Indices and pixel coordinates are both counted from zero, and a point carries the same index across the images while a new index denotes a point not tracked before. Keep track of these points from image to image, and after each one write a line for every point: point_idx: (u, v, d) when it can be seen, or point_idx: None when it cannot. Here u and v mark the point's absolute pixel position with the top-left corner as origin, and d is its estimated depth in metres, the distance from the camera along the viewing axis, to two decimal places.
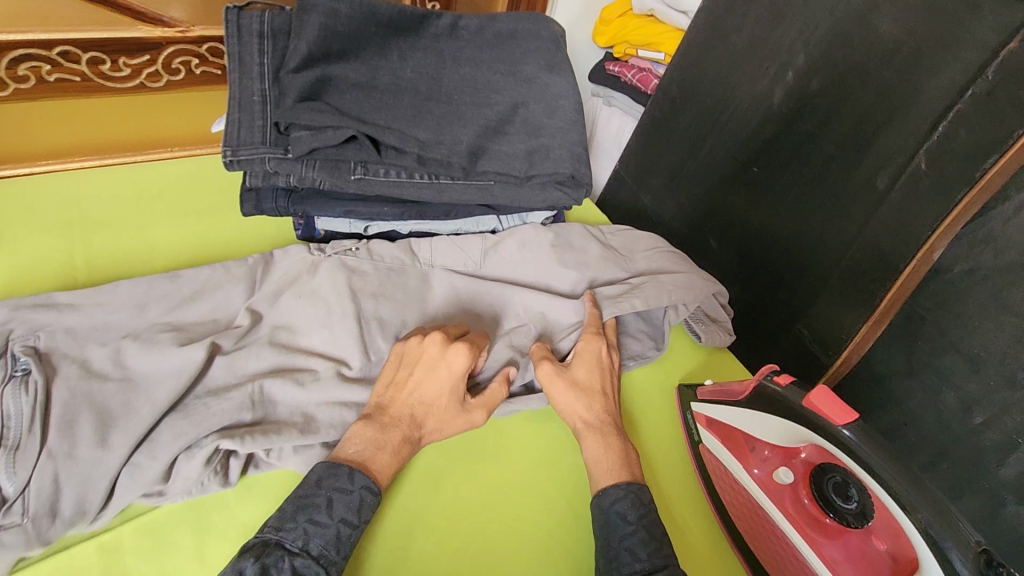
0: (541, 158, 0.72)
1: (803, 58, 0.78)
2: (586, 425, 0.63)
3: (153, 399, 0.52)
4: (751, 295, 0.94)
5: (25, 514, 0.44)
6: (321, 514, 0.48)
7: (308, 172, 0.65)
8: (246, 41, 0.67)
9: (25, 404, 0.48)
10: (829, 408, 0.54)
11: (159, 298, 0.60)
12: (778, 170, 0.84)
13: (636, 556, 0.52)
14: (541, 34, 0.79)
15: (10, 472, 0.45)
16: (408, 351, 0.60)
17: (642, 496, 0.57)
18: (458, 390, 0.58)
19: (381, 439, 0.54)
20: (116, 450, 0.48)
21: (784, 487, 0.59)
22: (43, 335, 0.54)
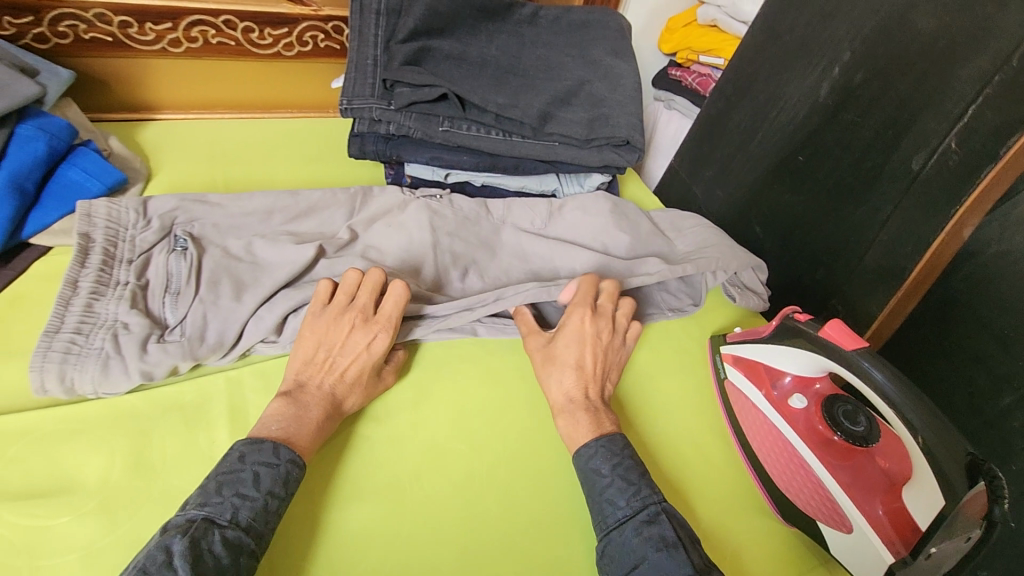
0: (601, 124, 0.83)
1: (849, 55, 0.85)
2: (567, 401, 0.63)
3: (274, 277, 0.65)
4: (789, 281, 0.99)
5: (184, 335, 0.59)
6: (246, 487, 0.49)
7: (405, 121, 0.80)
8: (365, 17, 0.81)
9: (184, 266, 0.63)
10: (840, 336, 0.61)
11: (282, 209, 0.74)
12: (821, 158, 0.90)
13: (616, 505, 0.55)
14: (610, 25, 0.90)
15: (175, 307, 0.60)
16: (320, 327, 0.60)
17: (613, 448, 0.58)
18: (375, 360, 0.61)
19: (301, 411, 0.56)
20: (245, 303, 0.62)
21: (798, 413, 0.66)
22: (198, 224, 0.69)
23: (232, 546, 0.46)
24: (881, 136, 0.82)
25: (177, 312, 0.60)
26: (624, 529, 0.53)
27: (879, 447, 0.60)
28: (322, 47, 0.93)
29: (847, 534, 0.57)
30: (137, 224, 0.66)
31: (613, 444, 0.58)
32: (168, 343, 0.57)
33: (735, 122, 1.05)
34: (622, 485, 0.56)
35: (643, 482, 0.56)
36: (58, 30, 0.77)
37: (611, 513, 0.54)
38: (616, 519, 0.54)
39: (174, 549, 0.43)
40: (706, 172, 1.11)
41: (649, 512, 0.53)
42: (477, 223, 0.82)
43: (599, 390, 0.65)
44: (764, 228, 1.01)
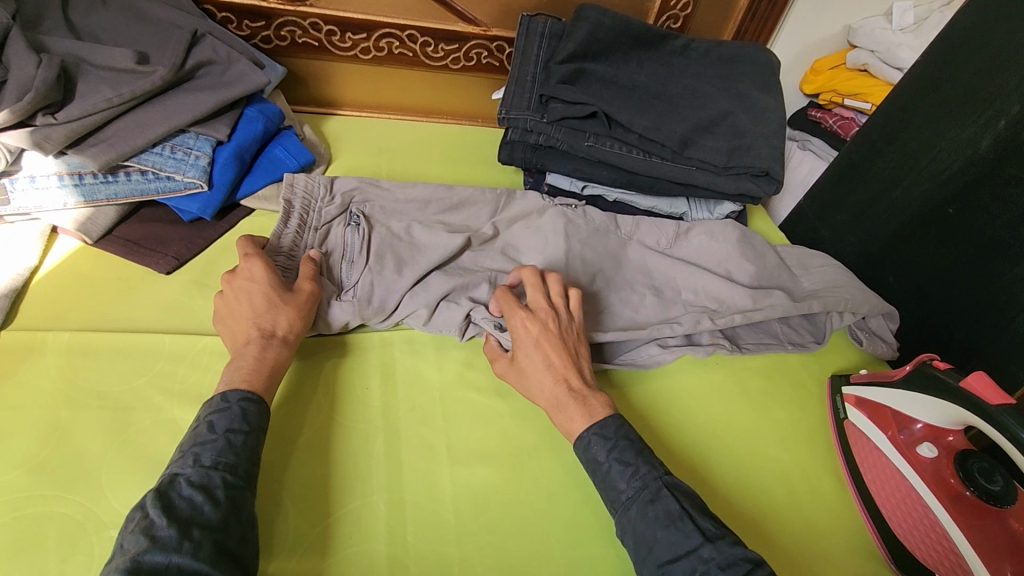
0: (742, 154, 0.85)
1: (1018, 108, 0.81)
2: (548, 403, 0.62)
3: (429, 258, 0.73)
4: (921, 335, 0.94)
5: (354, 298, 0.68)
6: (204, 434, 0.52)
7: (554, 134, 0.87)
8: (531, 39, 0.90)
9: (356, 239, 0.72)
10: (986, 391, 0.59)
11: (438, 201, 0.83)
12: (976, 212, 0.86)
13: (620, 487, 0.56)
14: (759, 61, 0.93)
15: (351, 271, 0.70)
16: (219, 304, 0.62)
17: (605, 434, 0.59)
18: (264, 281, 0.62)
19: (235, 360, 0.58)
20: (405, 278, 0.71)
21: (927, 462, 0.63)
22: (368, 205, 0.79)
23: (200, 485, 0.48)
24: None
25: (352, 277, 0.70)
26: (629, 513, 0.54)
27: (1012, 510, 0.57)
28: (485, 63, 1.03)
29: None
30: (325, 198, 0.77)
31: (604, 429, 0.58)
32: (344, 301, 0.68)
33: (877, 167, 1.02)
34: (620, 467, 0.57)
35: (641, 461, 0.57)
36: (281, 33, 0.93)
37: (617, 496, 0.56)
38: (621, 502, 0.55)
39: (145, 504, 0.46)
40: (838, 215, 1.09)
41: (653, 492, 0.54)
42: (608, 235, 0.85)
43: (572, 376, 0.62)
44: (898, 278, 0.97)
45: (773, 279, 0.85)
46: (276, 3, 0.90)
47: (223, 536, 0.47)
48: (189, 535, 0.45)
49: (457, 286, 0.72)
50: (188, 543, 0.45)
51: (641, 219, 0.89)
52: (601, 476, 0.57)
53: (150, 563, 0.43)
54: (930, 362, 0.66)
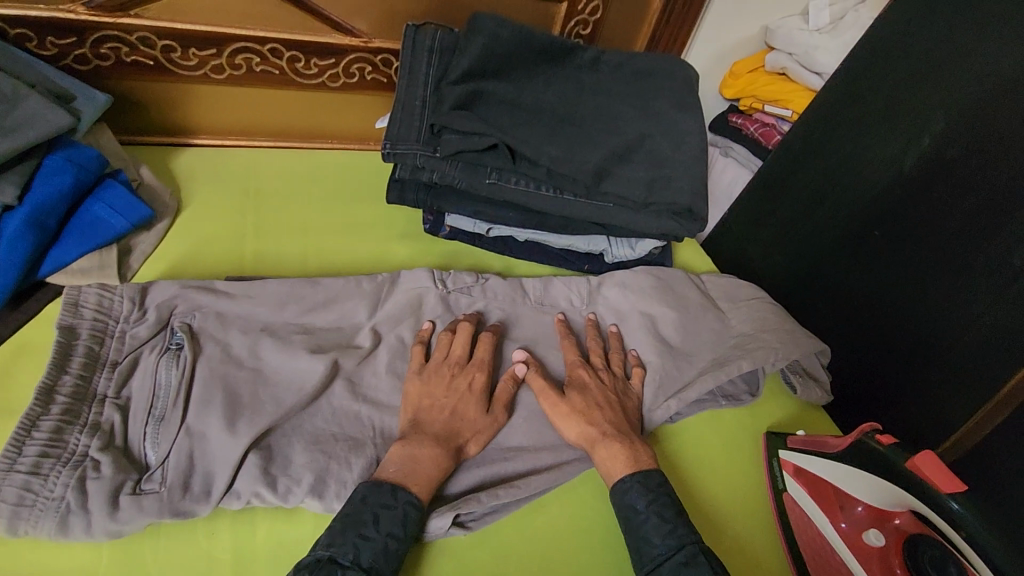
0: (662, 187, 0.76)
1: (943, 126, 0.77)
2: (590, 441, 0.61)
3: (279, 400, 0.55)
4: (852, 363, 0.89)
5: (163, 483, 0.48)
6: (368, 528, 0.48)
7: (449, 171, 0.74)
8: (418, 54, 0.77)
9: (174, 377, 0.53)
10: (936, 475, 0.53)
11: (298, 299, 0.63)
12: (903, 235, 0.81)
13: (650, 541, 0.54)
14: (676, 75, 0.84)
15: (155, 442, 0.50)
16: (423, 388, 0.60)
17: (647, 484, 0.57)
18: (478, 396, 0.61)
19: (419, 455, 0.54)
20: (240, 438, 0.50)
21: (874, 552, 0.58)
22: (199, 315, 0.59)
23: None
24: (974, 223, 0.73)
25: (160, 447, 0.50)
26: (659, 571, 0.52)
27: None
28: (369, 79, 0.88)
29: None
30: (131, 315, 0.57)
31: (648, 480, 0.57)
32: (144, 495, 0.46)
33: (801, 182, 0.96)
34: (657, 522, 0.55)
35: (679, 521, 0.55)
36: (101, 51, 0.74)
37: (647, 550, 0.54)
38: (653, 557, 0.53)
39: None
40: (763, 233, 1.03)
41: (686, 555, 0.52)
42: (512, 312, 0.73)
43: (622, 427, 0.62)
44: (828, 304, 0.92)
45: (704, 337, 0.76)
46: (88, 13, 0.71)
47: None
48: None
49: (321, 449, 0.53)
50: None
51: (549, 278, 0.78)
52: (635, 525, 0.55)
53: None
54: (873, 432, 0.60)
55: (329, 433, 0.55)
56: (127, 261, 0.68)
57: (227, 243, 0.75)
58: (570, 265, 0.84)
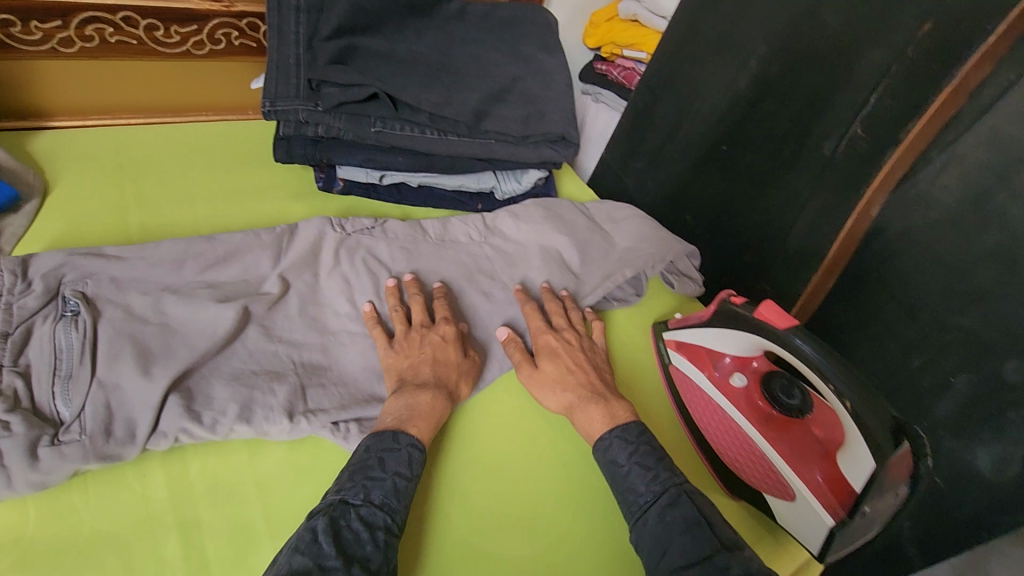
0: (536, 120, 0.83)
1: (765, 49, 0.89)
2: (568, 406, 0.66)
3: (193, 346, 0.56)
4: (719, 263, 1.02)
5: (83, 432, 0.48)
6: (374, 470, 0.52)
7: (335, 123, 0.76)
8: (284, 13, 0.75)
9: (75, 338, 0.53)
10: (772, 316, 0.64)
11: (195, 256, 0.64)
12: (743, 146, 0.94)
13: (636, 492, 0.57)
14: (538, 20, 0.90)
15: (67, 399, 0.50)
16: (398, 348, 0.64)
17: (627, 437, 0.61)
18: (455, 346, 0.66)
19: (414, 403, 0.58)
20: (158, 381, 0.52)
21: (740, 391, 0.68)
22: (91, 281, 0.58)
23: (368, 522, 0.48)
24: (795, 126, 0.87)
25: (72, 403, 0.50)
26: (646, 516, 0.55)
27: (812, 417, 0.64)
28: (238, 45, 0.87)
29: (790, 502, 0.61)
30: (16, 288, 0.55)
31: (626, 432, 0.61)
32: (65, 444, 0.47)
33: (661, 113, 1.08)
34: (640, 470, 0.58)
35: (660, 467, 0.59)
36: None
37: (635, 496, 0.57)
38: (640, 505, 0.56)
39: (318, 528, 0.47)
40: (636, 164, 1.14)
41: (669, 497, 0.56)
42: (415, 246, 0.78)
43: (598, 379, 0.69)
44: (694, 216, 1.05)
45: (592, 253, 0.86)
46: None
47: None
48: (352, 571, 0.45)
49: (243, 384, 0.55)
50: None
51: (446, 218, 0.84)
52: (621, 478, 0.59)
53: None
54: (728, 298, 0.70)
55: (250, 370, 0.58)
56: None
57: (107, 218, 0.73)
58: (465, 207, 0.90)
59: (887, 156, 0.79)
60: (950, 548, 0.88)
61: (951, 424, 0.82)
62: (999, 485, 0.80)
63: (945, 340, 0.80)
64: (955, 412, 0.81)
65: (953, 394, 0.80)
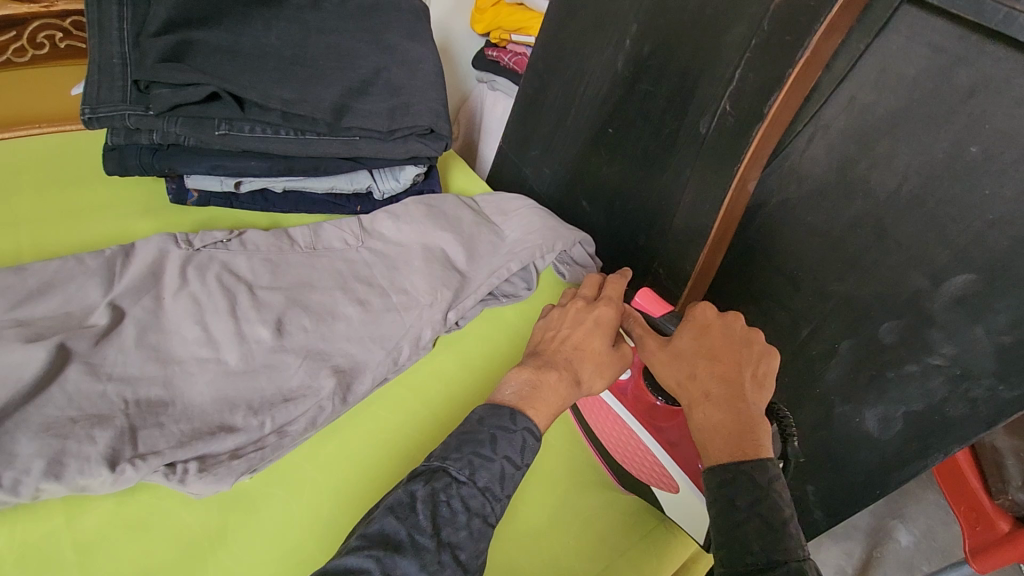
0: (402, 113, 0.78)
1: (636, 27, 0.88)
2: (703, 396, 0.53)
3: None
4: (616, 249, 1.01)
5: None
6: (486, 447, 0.50)
7: (171, 128, 0.69)
8: (105, 8, 0.69)
9: None
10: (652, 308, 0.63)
11: (1, 291, 0.56)
12: (627, 128, 0.93)
13: (750, 544, 0.45)
14: (402, 7, 0.85)
15: None
16: (566, 320, 0.61)
17: (758, 479, 0.47)
18: (606, 331, 0.60)
19: (538, 379, 0.55)
20: None
21: (625, 384, 0.64)
22: None
23: (467, 504, 0.47)
24: (671, 106, 0.86)
25: None
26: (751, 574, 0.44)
27: None
28: (64, 47, 0.80)
29: (676, 493, 0.61)
30: None
31: (758, 473, 0.47)
32: None
33: (549, 98, 1.05)
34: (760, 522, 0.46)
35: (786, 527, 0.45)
36: None
37: (748, 541, 0.45)
38: (747, 561, 0.44)
39: (418, 495, 0.46)
40: (532, 152, 1.11)
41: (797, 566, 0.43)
42: (281, 258, 0.71)
43: (744, 380, 0.53)
44: (590, 202, 1.03)
45: (478, 250, 0.79)
46: None
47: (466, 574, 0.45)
48: (441, 555, 0.44)
49: (54, 434, 0.49)
50: (434, 561, 0.44)
51: (319, 224, 0.77)
52: (732, 513, 0.47)
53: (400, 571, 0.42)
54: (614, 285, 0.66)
55: (66, 418, 0.51)
56: None
57: None
58: (342, 209, 0.84)
59: (755, 130, 0.77)
60: (852, 505, 0.91)
61: (840, 387, 0.84)
62: (885, 441, 0.83)
63: (827, 309, 0.81)
64: (844, 374, 0.84)
65: (838, 358, 0.83)
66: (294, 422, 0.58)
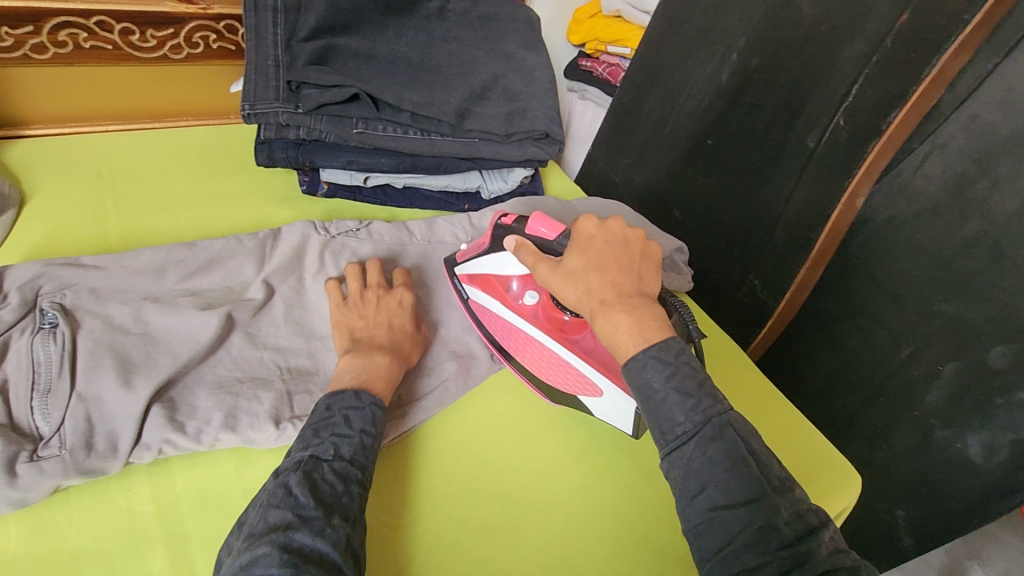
0: (520, 118, 0.82)
1: (745, 41, 0.89)
2: (600, 302, 0.54)
3: (176, 355, 0.55)
4: (709, 259, 1.03)
5: (63, 447, 0.47)
6: (341, 427, 0.50)
7: (316, 125, 0.75)
8: (262, 15, 0.75)
9: (54, 352, 0.51)
10: (543, 230, 0.61)
11: (176, 263, 0.62)
12: (728, 140, 0.95)
13: (677, 419, 0.47)
14: (518, 17, 0.89)
15: (45, 413, 0.49)
16: (383, 309, 0.63)
17: (663, 358, 0.50)
18: (409, 313, 0.64)
19: (370, 365, 0.56)
20: (140, 392, 0.51)
21: (535, 309, 0.67)
22: (69, 293, 0.57)
23: (342, 475, 0.47)
24: (778, 118, 0.87)
25: (50, 419, 0.49)
26: (686, 450, 0.46)
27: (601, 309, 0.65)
28: (215, 48, 0.84)
29: (598, 397, 0.63)
30: None
31: (665, 351, 0.50)
32: (44, 460, 0.46)
33: (646, 109, 1.08)
34: (679, 397, 0.48)
35: (703, 392, 0.48)
36: None
37: (674, 425, 0.47)
38: (677, 436, 0.47)
39: (291, 483, 0.45)
40: (623, 161, 1.14)
41: (716, 425, 0.47)
42: (402, 250, 0.76)
43: (643, 287, 0.56)
44: (681, 211, 1.05)
45: None
46: None
47: (354, 529, 0.45)
48: (331, 519, 0.43)
49: (228, 394, 0.54)
50: (330, 526, 0.43)
51: (433, 218, 0.82)
52: (656, 404, 0.49)
53: (300, 542, 0.41)
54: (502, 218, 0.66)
55: (234, 378, 0.56)
56: None
57: (88, 226, 0.72)
58: (452, 207, 0.90)
59: (871, 144, 0.77)
60: (944, 533, 0.87)
61: (944, 411, 0.82)
62: (989, 470, 0.79)
63: (932, 328, 0.79)
64: (947, 399, 0.81)
65: (942, 381, 0.80)
66: (422, 399, 0.64)
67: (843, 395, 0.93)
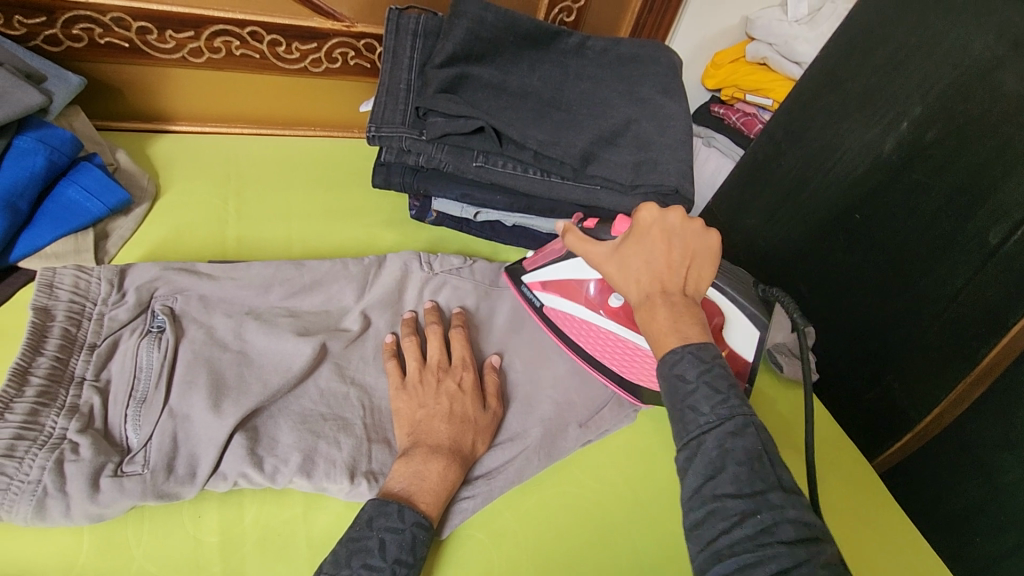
0: (648, 170, 0.75)
1: (920, 109, 0.77)
2: (645, 300, 0.49)
3: (266, 381, 0.53)
4: (838, 344, 0.91)
5: (146, 465, 0.47)
6: (373, 557, 0.45)
7: (437, 154, 0.73)
8: (402, 38, 0.74)
9: (156, 359, 0.52)
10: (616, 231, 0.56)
11: (283, 281, 0.61)
12: (881, 218, 0.82)
13: (698, 412, 0.42)
14: (661, 60, 0.82)
15: (137, 424, 0.49)
16: (424, 393, 0.57)
17: (702, 356, 0.44)
18: (472, 396, 0.58)
19: (425, 470, 0.51)
20: (226, 418, 0.49)
21: (618, 312, 0.62)
22: (181, 298, 0.57)
23: None
24: (954, 203, 0.74)
25: (140, 431, 0.49)
26: (702, 441, 0.41)
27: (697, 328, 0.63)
28: (352, 65, 0.84)
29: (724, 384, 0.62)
30: (109, 298, 0.55)
31: (704, 349, 0.44)
32: (126, 477, 0.45)
33: (784, 168, 0.97)
34: (708, 392, 0.43)
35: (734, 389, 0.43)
36: (72, 32, 0.71)
37: (691, 419, 0.42)
38: (698, 426, 0.42)
39: None
40: (748, 220, 1.05)
41: (737, 423, 0.41)
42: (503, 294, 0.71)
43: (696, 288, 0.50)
44: (809, 286, 0.94)
45: None
46: None
47: None
48: None
49: (310, 433, 0.52)
50: None
51: None
52: (681, 395, 0.43)
53: None
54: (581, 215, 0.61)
55: (318, 413, 0.54)
56: (104, 246, 0.67)
57: (208, 228, 0.73)
58: None
59: None
60: None
61: None
62: None
63: None
64: None
65: None
66: (502, 467, 0.58)
67: (985, 535, 0.77)
